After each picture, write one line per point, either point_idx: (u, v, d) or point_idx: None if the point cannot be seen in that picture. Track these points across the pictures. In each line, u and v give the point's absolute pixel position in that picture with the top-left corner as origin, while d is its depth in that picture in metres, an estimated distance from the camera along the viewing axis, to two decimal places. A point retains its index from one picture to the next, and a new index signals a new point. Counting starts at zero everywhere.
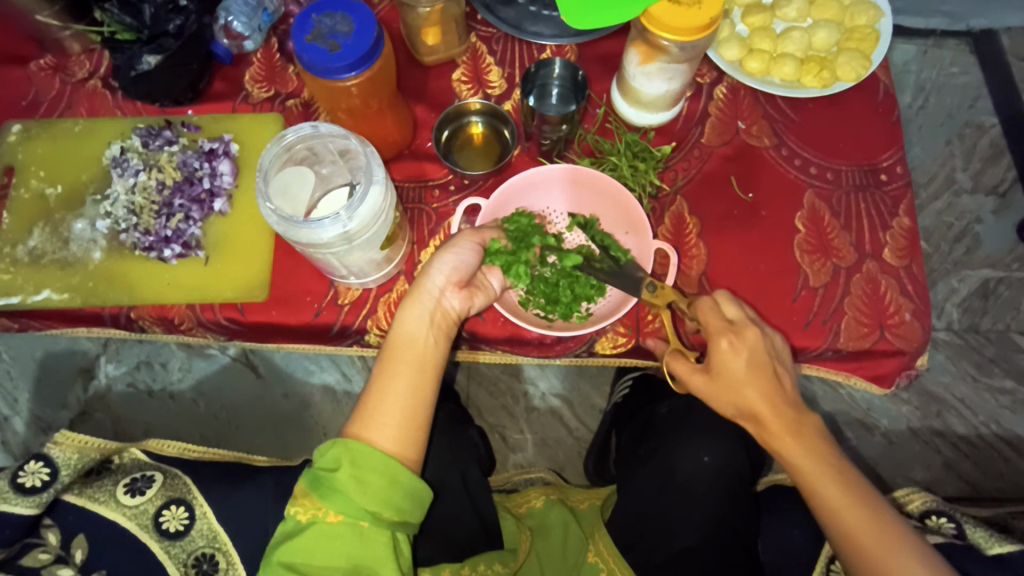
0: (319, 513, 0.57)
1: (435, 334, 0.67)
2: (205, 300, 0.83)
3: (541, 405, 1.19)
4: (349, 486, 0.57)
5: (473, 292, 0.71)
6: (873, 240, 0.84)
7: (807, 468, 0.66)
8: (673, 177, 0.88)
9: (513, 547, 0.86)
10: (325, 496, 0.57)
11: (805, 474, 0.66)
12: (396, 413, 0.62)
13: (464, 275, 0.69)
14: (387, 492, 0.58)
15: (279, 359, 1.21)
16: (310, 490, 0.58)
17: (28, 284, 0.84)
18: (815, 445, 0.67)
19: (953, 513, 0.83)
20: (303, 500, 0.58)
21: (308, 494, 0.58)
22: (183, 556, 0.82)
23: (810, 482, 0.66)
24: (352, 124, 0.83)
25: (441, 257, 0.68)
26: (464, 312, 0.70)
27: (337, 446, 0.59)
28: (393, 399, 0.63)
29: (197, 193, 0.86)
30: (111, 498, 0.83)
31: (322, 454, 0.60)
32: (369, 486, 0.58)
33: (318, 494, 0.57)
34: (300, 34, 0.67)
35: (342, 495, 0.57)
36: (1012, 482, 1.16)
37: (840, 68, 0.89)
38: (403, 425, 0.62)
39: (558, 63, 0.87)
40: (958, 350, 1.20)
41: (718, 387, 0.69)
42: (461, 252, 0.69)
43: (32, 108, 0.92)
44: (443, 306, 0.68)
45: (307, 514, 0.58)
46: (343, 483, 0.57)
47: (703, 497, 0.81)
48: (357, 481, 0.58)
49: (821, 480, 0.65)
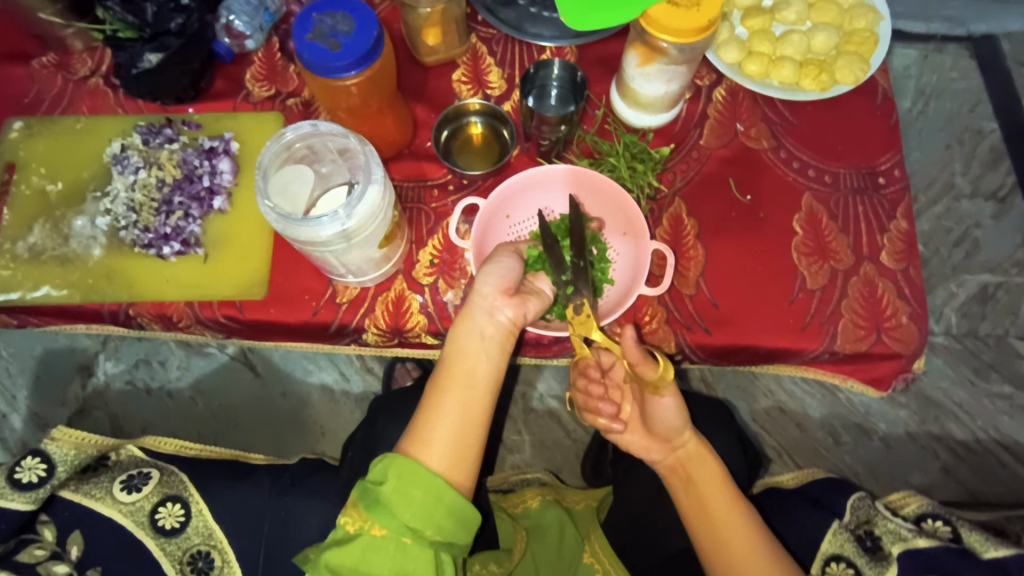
0: (365, 525, 0.57)
1: (488, 349, 0.67)
2: (204, 297, 0.84)
3: (539, 406, 1.19)
4: (394, 501, 0.57)
5: (525, 298, 0.69)
6: (871, 243, 0.84)
7: (690, 504, 0.72)
8: (671, 178, 0.88)
9: (508, 547, 0.84)
10: (371, 509, 0.58)
11: (706, 503, 0.70)
12: (447, 432, 0.62)
13: (511, 281, 0.68)
14: (433, 510, 0.58)
15: (277, 357, 1.21)
16: (358, 502, 0.59)
17: (27, 281, 0.85)
18: (714, 479, 0.72)
19: (949, 516, 0.84)
20: (353, 511, 0.59)
21: (355, 505, 0.59)
22: (179, 554, 0.82)
23: (701, 512, 0.70)
24: (353, 123, 0.83)
25: (485, 270, 0.68)
26: (521, 319, 0.69)
27: (388, 460, 0.59)
28: (444, 419, 0.63)
29: (197, 191, 0.87)
30: (108, 494, 0.83)
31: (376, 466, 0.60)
32: (414, 502, 0.58)
33: (365, 506, 0.58)
34: (300, 33, 0.68)
35: (388, 509, 0.57)
36: (1010, 487, 1.16)
37: (839, 71, 0.90)
38: (453, 445, 0.62)
39: (557, 63, 0.88)
40: (957, 355, 1.20)
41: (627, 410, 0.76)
42: (502, 261, 0.69)
43: (34, 105, 0.92)
44: (497, 318, 0.68)
45: (356, 525, 0.58)
46: (390, 497, 0.57)
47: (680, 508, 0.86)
48: (403, 498, 0.58)
49: (720, 508, 0.70)
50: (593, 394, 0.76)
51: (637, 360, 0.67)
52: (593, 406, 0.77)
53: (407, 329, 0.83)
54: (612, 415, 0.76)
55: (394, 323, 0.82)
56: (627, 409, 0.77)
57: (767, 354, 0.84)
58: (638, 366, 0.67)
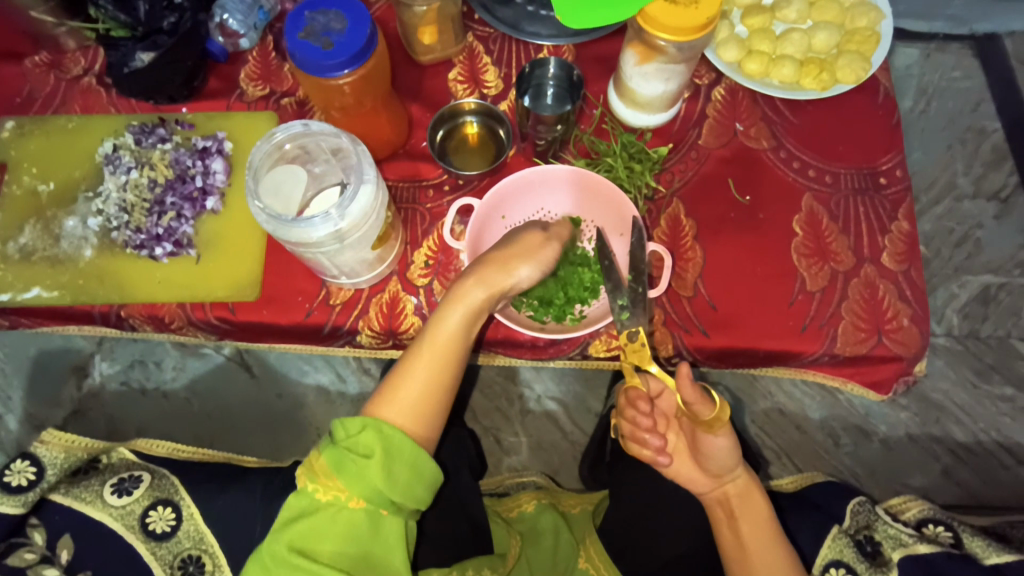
0: (342, 496, 0.57)
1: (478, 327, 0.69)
2: (196, 299, 0.83)
3: (536, 408, 1.18)
4: (379, 476, 0.57)
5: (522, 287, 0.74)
6: (871, 244, 0.83)
7: (730, 542, 0.70)
8: (670, 178, 0.87)
9: (502, 551, 0.84)
10: (352, 482, 0.57)
11: (749, 551, 0.69)
12: (421, 397, 0.65)
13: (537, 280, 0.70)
14: (412, 482, 0.59)
15: (273, 359, 1.20)
16: (334, 471, 0.57)
17: (18, 282, 0.84)
18: (762, 524, 0.70)
19: (951, 522, 0.83)
20: (325, 480, 0.57)
21: (330, 475, 0.57)
22: (169, 558, 0.80)
23: (742, 558, 0.69)
24: (346, 124, 0.81)
25: (533, 264, 0.68)
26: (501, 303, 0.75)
27: (371, 430, 0.59)
28: (414, 380, 0.65)
29: (190, 191, 0.86)
30: (98, 498, 0.83)
31: (352, 433, 0.59)
32: (398, 477, 0.59)
33: (344, 478, 0.57)
34: (293, 31, 0.67)
35: (372, 484, 0.57)
36: (1013, 490, 1.14)
37: (839, 70, 0.89)
38: (418, 406, 0.64)
39: (553, 62, 0.87)
40: (958, 357, 1.19)
41: (672, 441, 0.74)
42: (544, 253, 0.69)
43: (26, 104, 0.91)
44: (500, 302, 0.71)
45: (328, 494, 0.57)
46: (374, 471, 0.57)
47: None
48: (387, 472, 0.58)
49: (762, 558, 0.68)
50: (642, 425, 0.72)
51: (694, 399, 0.69)
52: (641, 437, 0.72)
53: (401, 331, 0.82)
54: (659, 448, 0.72)
55: (388, 325, 0.81)
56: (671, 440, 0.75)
57: (766, 357, 0.82)
58: (696, 405, 0.69)
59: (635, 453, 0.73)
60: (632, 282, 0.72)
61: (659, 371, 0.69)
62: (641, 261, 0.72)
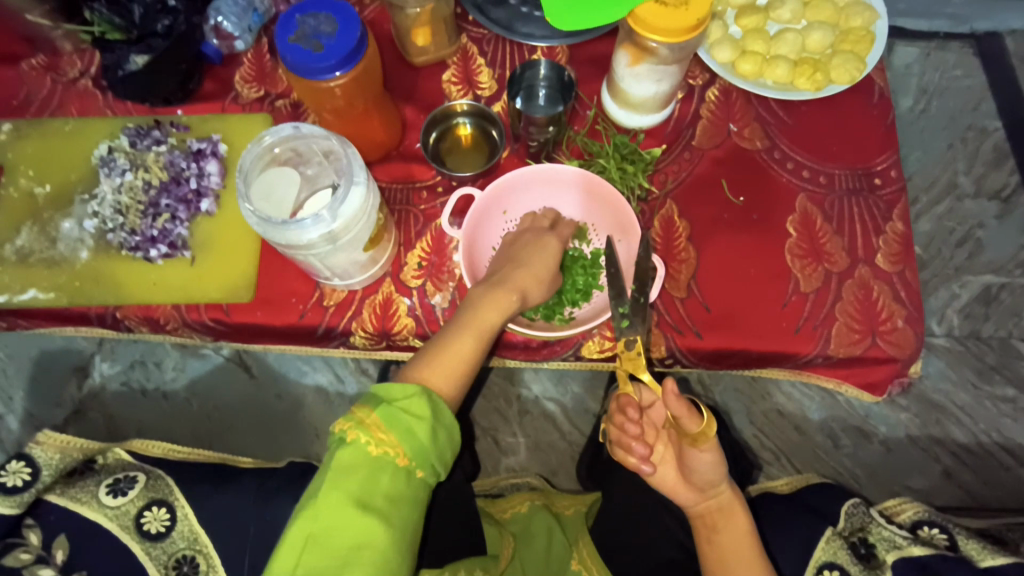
0: (392, 452, 0.55)
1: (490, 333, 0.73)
2: (191, 300, 0.83)
3: (533, 409, 1.18)
4: (427, 437, 0.58)
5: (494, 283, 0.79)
6: (866, 245, 0.83)
7: (714, 556, 0.71)
8: (663, 179, 0.87)
9: (495, 554, 0.83)
10: (405, 437, 0.56)
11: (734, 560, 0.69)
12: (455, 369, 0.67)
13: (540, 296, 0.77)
14: (448, 449, 0.60)
15: (272, 360, 1.21)
16: (386, 425, 0.56)
17: (14, 283, 0.85)
18: (742, 534, 0.70)
19: (946, 523, 0.82)
20: (378, 433, 0.56)
21: (383, 429, 0.56)
22: (164, 558, 0.81)
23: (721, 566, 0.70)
24: (340, 126, 0.82)
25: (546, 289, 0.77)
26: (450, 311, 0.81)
27: (421, 396, 0.59)
28: (453, 356, 0.68)
29: (184, 193, 0.86)
30: (93, 498, 0.84)
31: (399, 396, 0.59)
32: (439, 443, 0.59)
33: (397, 434, 0.56)
34: (283, 35, 0.67)
35: (421, 444, 0.57)
36: (1014, 491, 1.14)
37: (833, 70, 0.88)
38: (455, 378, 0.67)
39: (543, 63, 0.86)
40: (959, 357, 1.18)
41: (660, 451, 0.74)
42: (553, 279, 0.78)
43: (23, 107, 0.92)
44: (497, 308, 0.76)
45: (378, 448, 0.55)
46: (422, 431, 0.58)
47: (664, 511, 0.83)
48: (434, 436, 0.58)
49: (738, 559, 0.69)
50: (629, 432, 0.71)
51: (680, 413, 0.65)
52: (627, 444, 0.71)
53: (395, 333, 0.82)
54: (644, 455, 0.71)
55: (382, 326, 0.82)
56: (659, 451, 0.74)
57: (759, 358, 0.82)
58: (681, 420, 0.65)
59: (621, 458, 0.72)
60: (636, 290, 0.72)
61: (651, 381, 0.68)
62: (649, 272, 0.72)
